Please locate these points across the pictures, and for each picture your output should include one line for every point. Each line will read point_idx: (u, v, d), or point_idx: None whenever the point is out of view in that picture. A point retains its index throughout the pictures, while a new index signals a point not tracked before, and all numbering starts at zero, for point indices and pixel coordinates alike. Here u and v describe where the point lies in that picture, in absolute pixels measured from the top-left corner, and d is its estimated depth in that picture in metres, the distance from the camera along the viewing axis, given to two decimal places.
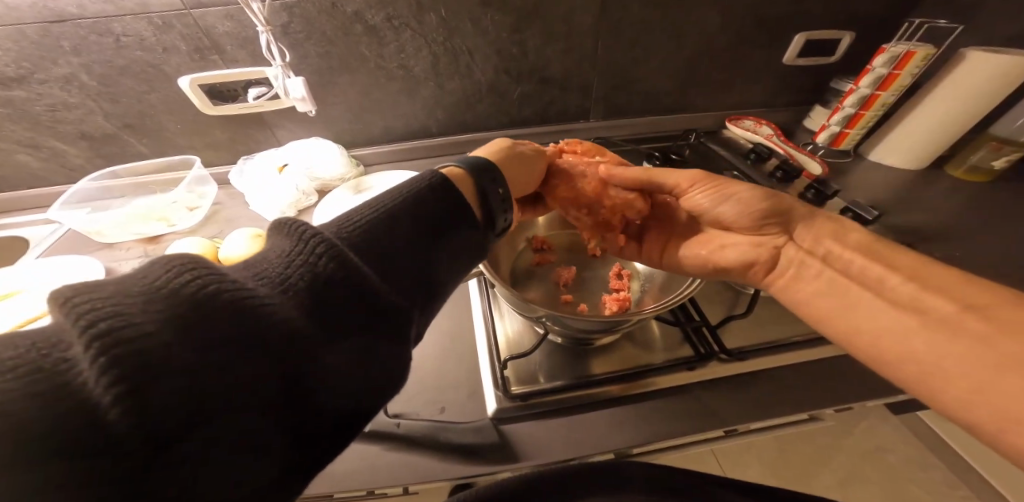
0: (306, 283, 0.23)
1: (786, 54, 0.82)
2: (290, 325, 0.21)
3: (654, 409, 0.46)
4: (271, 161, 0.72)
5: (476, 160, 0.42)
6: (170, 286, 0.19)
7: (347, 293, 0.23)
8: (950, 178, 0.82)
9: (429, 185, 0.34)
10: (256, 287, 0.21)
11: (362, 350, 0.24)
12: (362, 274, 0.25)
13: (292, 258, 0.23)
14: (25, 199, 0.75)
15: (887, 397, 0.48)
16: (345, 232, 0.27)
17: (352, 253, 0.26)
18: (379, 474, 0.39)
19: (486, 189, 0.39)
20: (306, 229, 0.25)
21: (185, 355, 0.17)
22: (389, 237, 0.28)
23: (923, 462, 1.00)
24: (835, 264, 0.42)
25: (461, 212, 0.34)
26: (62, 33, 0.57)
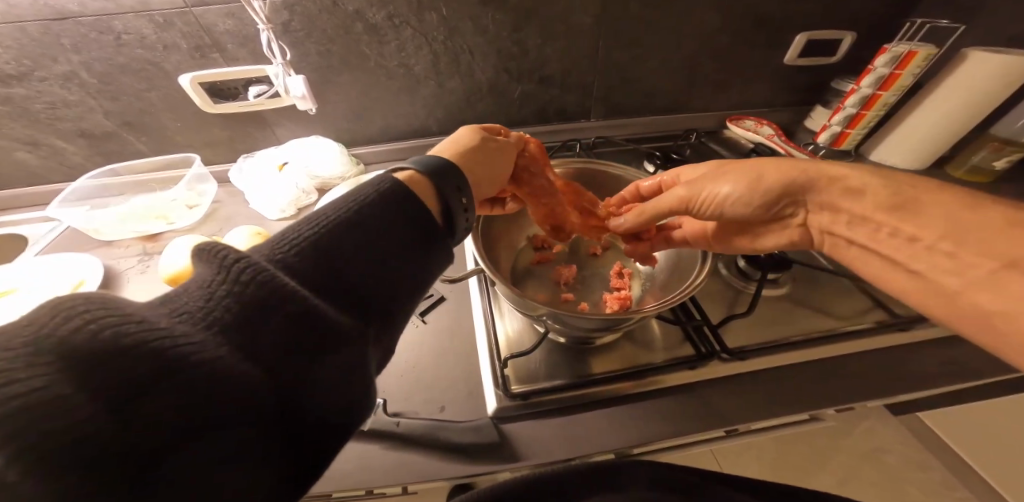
0: (233, 314, 0.21)
1: (786, 54, 0.82)
2: (218, 362, 0.19)
3: (652, 410, 0.45)
4: (270, 160, 0.71)
5: (434, 161, 0.39)
6: (62, 334, 0.17)
7: (283, 318, 0.22)
8: (951, 178, 0.82)
9: (376, 191, 0.32)
10: (172, 325, 0.20)
11: (309, 380, 0.23)
12: (299, 297, 0.23)
13: (214, 288, 0.22)
14: (24, 196, 0.75)
15: (889, 396, 0.48)
16: (279, 254, 0.25)
17: (284, 275, 0.24)
18: (377, 473, 0.39)
19: (446, 191, 0.37)
20: (228, 254, 0.23)
21: (86, 408, 0.16)
22: (329, 255, 0.27)
23: (922, 463, 0.99)
24: (861, 232, 0.42)
25: (414, 216, 0.32)
26: (63, 30, 0.57)
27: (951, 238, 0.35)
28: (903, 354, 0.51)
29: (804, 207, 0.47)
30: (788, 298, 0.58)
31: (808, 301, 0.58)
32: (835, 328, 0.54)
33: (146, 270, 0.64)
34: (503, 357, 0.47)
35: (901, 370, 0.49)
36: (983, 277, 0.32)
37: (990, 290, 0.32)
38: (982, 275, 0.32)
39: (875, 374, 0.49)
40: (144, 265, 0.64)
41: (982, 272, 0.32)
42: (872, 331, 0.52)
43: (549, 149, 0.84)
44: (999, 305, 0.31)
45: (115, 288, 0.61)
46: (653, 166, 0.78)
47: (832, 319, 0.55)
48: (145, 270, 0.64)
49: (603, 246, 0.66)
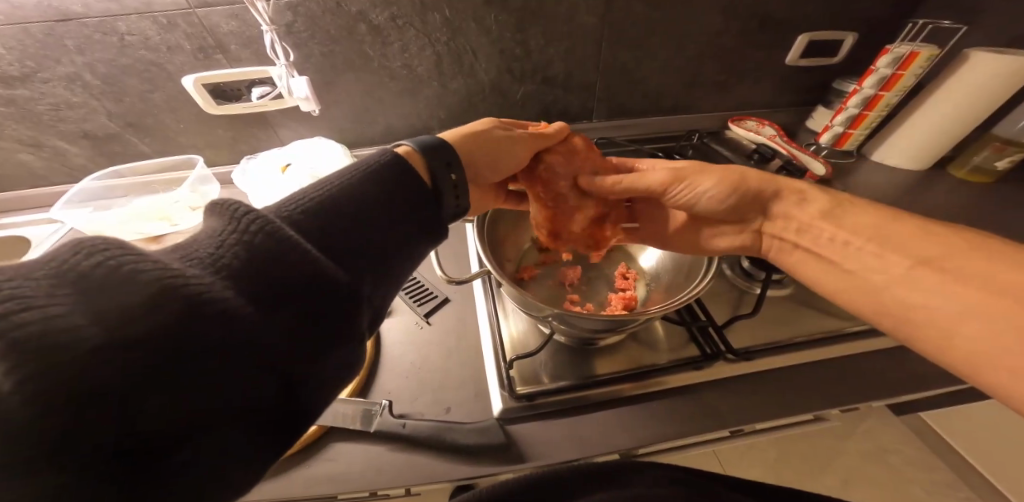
0: (241, 262, 0.22)
1: (789, 54, 0.82)
2: (226, 302, 0.21)
3: (657, 409, 0.46)
4: (274, 161, 0.71)
5: (432, 139, 0.40)
6: (81, 268, 0.18)
7: (287, 269, 0.23)
8: (953, 178, 0.82)
9: (379, 162, 0.33)
10: (183, 267, 0.21)
11: (310, 328, 0.24)
12: (303, 250, 0.24)
13: (224, 238, 0.23)
14: (27, 198, 0.75)
15: (893, 398, 0.48)
16: (286, 213, 0.26)
17: (292, 230, 0.25)
18: (386, 475, 0.39)
19: (435, 172, 0.37)
20: (239, 207, 0.24)
21: (98, 331, 0.17)
22: (334, 219, 0.28)
23: (926, 463, 1.00)
24: (807, 237, 0.44)
25: (415, 188, 0.33)
26: (66, 31, 0.57)
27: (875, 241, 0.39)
28: (906, 354, 0.51)
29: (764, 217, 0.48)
30: (792, 298, 0.58)
31: (812, 301, 0.58)
32: (841, 329, 0.53)
33: None
34: (509, 358, 0.47)
35: (905, 370, 0.49)
36: (901, 273, 0.36)
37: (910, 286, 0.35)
38: (903, 272, 0.36)
39: (880, 374, 0.49)
40: None
41: (901, 270, 0.36)
42: (875, 331, 0.52)
43: None
44: (920, 301, 0.34)
45: None
46: None
47: (835, 319, 0.55)
48: None
49: (608, 247, 0.66)
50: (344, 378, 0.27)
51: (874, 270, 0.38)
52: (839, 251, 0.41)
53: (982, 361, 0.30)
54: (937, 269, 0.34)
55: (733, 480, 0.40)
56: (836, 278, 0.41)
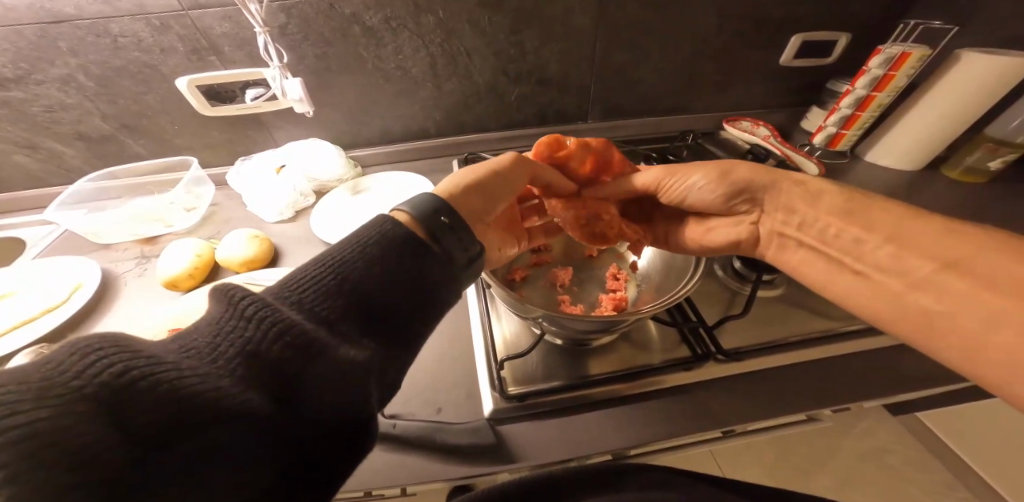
0: (238, 349, 0.22)
1: (783, 54, 0.82)
2: (225, 392, 0.20)
3: (651, 413, 0.45)
4: (270, 161, 0.72)
5: (426, 196, 0.37)
6: (73, 370, 0.18)
7: (286, 349, 0.23)
8: (946, 179, 0.82)
9: (381, 233, 0.32)
10: (180, 360, 0.21)
11: (316, 405, 0.23)
12: (302, 330, 0.24)
13: (221, 324, 0.23)
14: (23, 199, 0.75)
15: (882, 398, 0.48)
16: (287, 293, 0.26)
17: (292, 311, 0.25)
18: (377, 475, 0.39)
19: (433, 227, 0.35)
20: (237, 292, 0.24)
21: (89, 434, 0.16)
22: (336, 289, 0.27)
23: (923, 461, 1.00)
24: (812, 232, 0.44)
25: (422, 247, 0.33)
26: (59, 33, 0.57)
27: (893, 241, 0.38)
28: (897, 355, 0.51)
29: (760, 207, 0.49)
30: (782, 299, 0.58)
31: (804, 302, 0.58)
32: (831, 330, 0.54)
33: (143, 273, 0.63)
34: (500, 358, 0.47)
35: (896, 371, 0.49)
36: (924, 276, 0.35)
37: (932, 291, 0.34)
38: (924, 275, 0.35)
39: (870, 375, 0.49)
40: (142, 268, 0.64)
41: (923, 273, 0.35)
42: (865, 332, 0.53)
43: None
44: (940, 305, 0.33)
45: (115, 291, 0.61)
46: None
47: (827, 320, 0.55)
48: (143, 272, 0.64)
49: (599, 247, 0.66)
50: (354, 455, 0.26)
51: (892, 273, 0.37)
52: (851, 251, 0.40)
53: (1002, 363, 0.30)
54: (964, 272, 0.33)
55: (729, 481, 0.40)
56: (848, 279, 0.41)
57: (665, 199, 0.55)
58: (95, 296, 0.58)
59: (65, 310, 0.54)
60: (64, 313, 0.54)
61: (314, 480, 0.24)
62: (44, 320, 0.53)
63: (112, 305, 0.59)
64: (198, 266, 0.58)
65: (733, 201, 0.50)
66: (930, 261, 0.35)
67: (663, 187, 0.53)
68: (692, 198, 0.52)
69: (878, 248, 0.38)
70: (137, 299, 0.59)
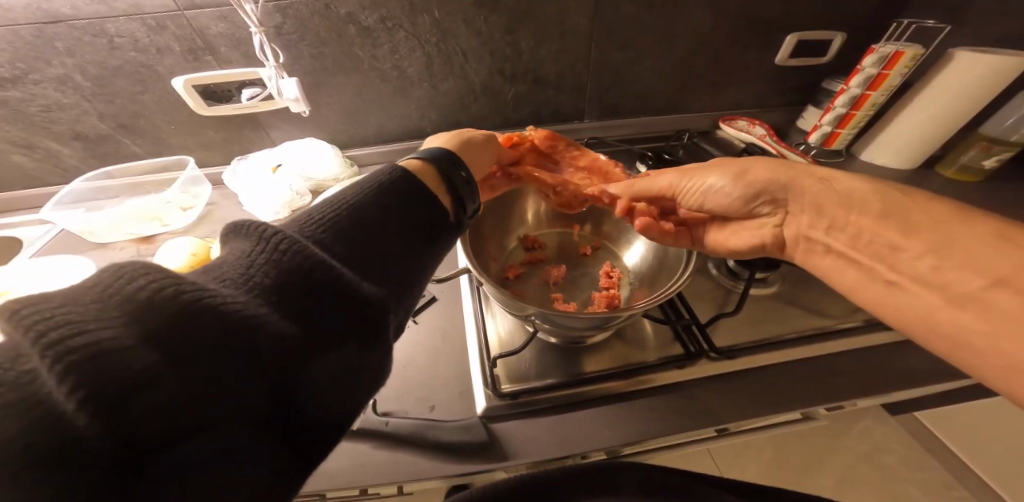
0: (274, 280, 0.22)
1: (778, 54, 0.82)
2: (265, 322, 0.20)
3: (641, 408, 0.46)
4: (265, 161, 0.72)
5: (437, 150, 0.40)
6: (124, 291, 0.17)
7: (319, 283, 0.23)
8: (941, 178, 0.82)
9: (389, 178, 0.33)
10: (218, 288, 0.20)
11: (347, 340, 0.23)
12: (330, 267, 0.24)
13: (253, 258, 0.22)
14: (20, 199, 0.75)
15: (877, 396, 0.48)
16: (310, 229, 0.26)
17: (318, 249, 0.25)
18: (369, 474, 0.39)
19: (448, 176, 0.38)
20: (266, 227, 0.24)
21: (145, 357, 0.16)
22: (357, 234, 0.28)
23: (920, 460, 1.00)
24: (842, 237, 0.42)
25: (427, 196, 0.34)
26: (56, 33, 0.57)
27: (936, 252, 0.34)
28: (892, 353, 0.51)
29: (785, 208, 0.47)
30: (777, 297, 0.58)
31: (798, 300, 0.58)
32: (826, 327, 0.54)
33: None
34: (493, 357, 0.47)
35: (890, 369, 0.50)
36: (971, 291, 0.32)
37: (974, 309, 0.31)
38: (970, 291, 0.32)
39: (863, 373, 0.49)
40: None
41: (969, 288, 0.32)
42: (861, 329, 0.53)
43: None
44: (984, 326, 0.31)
45: None
46: (645, 166, 0.78)
47: (823, 318, 0.55)
48: None
49: (593, 246, 0.66)
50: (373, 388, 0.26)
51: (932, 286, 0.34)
52: (886, 258, 0.38)
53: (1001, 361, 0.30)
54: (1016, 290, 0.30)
55: (729, 481, 0.39)
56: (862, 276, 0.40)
57: (686, 205, 0.55)
58: None
59: None
60: None
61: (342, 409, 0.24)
62: None
63: None
64: (196, 262, 0.58)
65: (754, 204, 0.49)
66: (952, 258, 0.34)
67: (682, 191, 0.54)
68: (710, 198, 0.52)
69: (919, 258, 0.35)
70: None
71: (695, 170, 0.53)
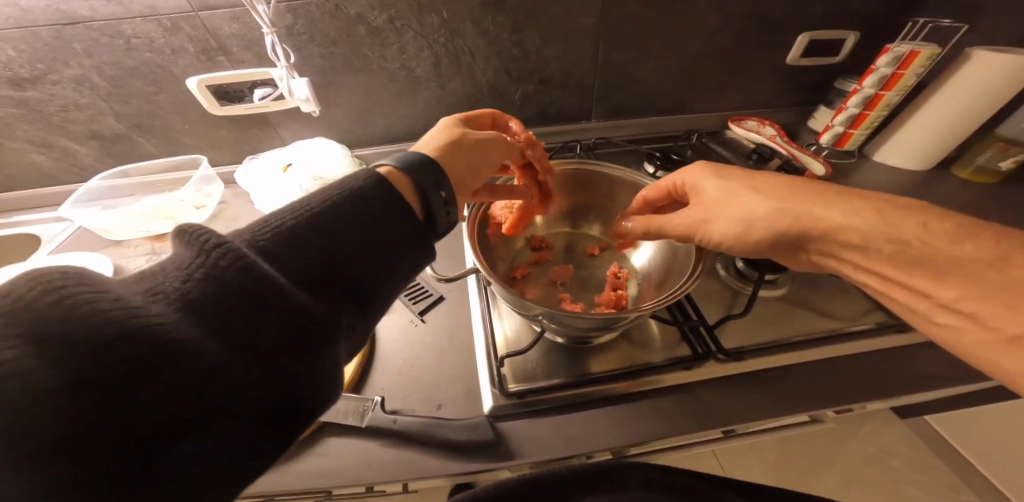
0: (207, 296, 0.21)
1: (790, 54, 0.81)
2: (196, 341, 0.20)
3: (648, 409, 0.46)
4: (274, 161, 0.72)
5: (415, 158, 0.37)
6: (37, 305, 0.17)
7: (259, 303, 0.22)
8: (956, 179, 0.81)
9: (359, 187, 0.31)
10: (146, 303, 0.20)
11: (283, 357, 0.23)
12: (271, 285, 0.23)
13: (190, 271, 0.22)
14: (37, 196, 0.77)
15: (888, 399, 0.48)
16: (258, 242, 0.25)
17: (263, 263, 0.24)
18: (378, 471, 0.40)
19: (426, 190, 0.35)
20: (207, 237, 0.23)
21: (49, 376, 0.16)
22: (308, 247, 0.26)
23: (928, 464, 0.99)
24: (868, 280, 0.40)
25: (400, 207, 0.31)
26: (75, 34, 0.58)
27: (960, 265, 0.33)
28: (903, 356, 0.51)
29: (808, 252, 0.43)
30: (785, 298, 0.58)
31: (807, 302, 0.57)
32: (836, 330, 0.53)
33: None
34: (500, 356, 0.48)
35: (903, 374, 0.49)
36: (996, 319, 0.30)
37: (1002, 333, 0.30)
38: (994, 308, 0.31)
39: (874, 376, 0.49)
40: (152, 265, 0.65)
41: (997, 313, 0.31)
42: (873, 332, 0.52)
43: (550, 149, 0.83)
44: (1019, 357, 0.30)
45: (122, 289, 0.61)
46: (653, 167, 0.78)
47: (833, 320, 0.55)
48: None
49: (599, 246, 0.66)
50: (321, 401, 0.25)
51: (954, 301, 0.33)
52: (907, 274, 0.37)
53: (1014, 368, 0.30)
54: None
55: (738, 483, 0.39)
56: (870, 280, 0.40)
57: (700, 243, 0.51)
58: None
59: None
60: None
61: (288, 421, 0.24)
62: None
63: None
64: None
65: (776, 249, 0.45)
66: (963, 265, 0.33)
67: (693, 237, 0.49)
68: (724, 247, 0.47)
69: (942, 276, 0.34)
70: None
71: (712, 203, 0.46)
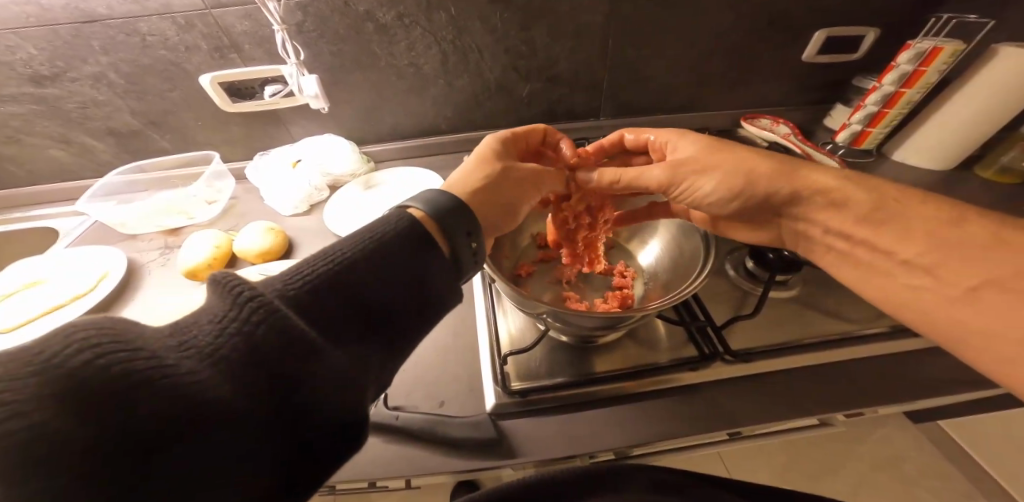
0: (239, 352, 0.21)
1: (805, 50, 0.79)
2: (225, 400, 0.20)
3: (653, 409, 0.45)
4: (285, 157, 0.74)
5: (446, 199, 0.36)
6: (71, 365, 0.17)
7: (291, 360, 0.22)
8: (979, 179, 0.78)
9: (393, 231, 0.31)
10: (179, 360, 0.20)
11: (308, 413, 0.23)
12: (303, 340, 0.23)
13: (224, 325, 0.22)
14: (56, 191, 0.79)
15: (901, 403, 0.46)
16: (290, 292, 0.25)
17: (293, 314, 0.24)
18: (380, 466, 0.40)
19: (453, 234, 0.35)
20: (242, 290, 0.23)
21: (84, 438, 0.16)
22: (342, 299, 0.26)
23: (943, 471, 0.96)
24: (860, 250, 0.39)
25: (429, 253, 0.31)
26: (92, 32, 0.60)
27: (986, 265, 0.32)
28: (918, 360, 0.49)
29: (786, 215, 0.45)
30: (796, 299, 0.57)
31: (819, 304, 0.56)
32: (848, 332, 0.52)
33: (166, 263, 0.66)
34: (503, 354, 0.47)
35: (919, 379, 0.47)
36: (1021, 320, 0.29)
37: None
38: None
39: (888, 380, 0.47)
40: (164, 258, 0.66)
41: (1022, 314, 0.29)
42: (888, 336, 0.50)
43: None
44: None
45: (136, 280, 0.63)
46: None
47: (846, 323, 0.53)
48: (166, 262, 0.66)
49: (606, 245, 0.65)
50: (343, 453, 0.25)
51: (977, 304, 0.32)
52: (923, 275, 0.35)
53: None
54: None
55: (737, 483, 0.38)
56: None
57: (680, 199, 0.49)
58: (118, 286, 0.60)
59: (87, 301, 0.57)
60: (84, 304, 0.56)
61: (308, 474, 0.23)
62: (68, 308, 0.56)
63: (133, 293, 0.61)
64: (217, 257, 0.60)
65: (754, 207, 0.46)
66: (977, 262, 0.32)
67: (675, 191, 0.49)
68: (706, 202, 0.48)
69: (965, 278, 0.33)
70: (160, 286, 0.62)
71: (685, 166, 0.47)
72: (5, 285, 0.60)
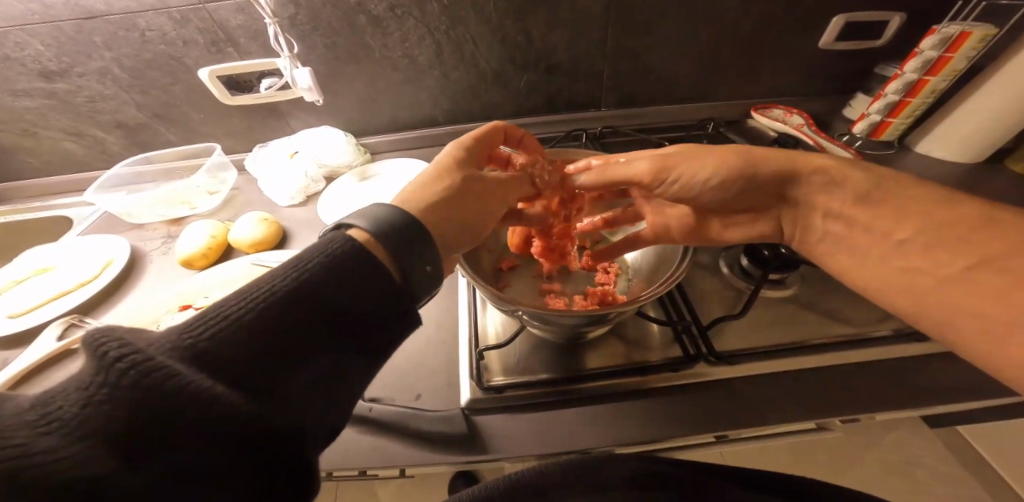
0: (119, 420, 0.17)
1: (821, 36, 0.74)
2: (110, 482, 0.16)
3: (635, 412, 0.44)
4: (283, 149, 0.75)
5: (391, 213, 0.33)
6: None
7: (197, 424, 0.18)
8: (1010, 173, 0.72)
9: (327, 254, 0.27)
10: (31, 439, 0.16)
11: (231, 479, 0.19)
12: (211, 398, 0.19)
13: (90, 393, 0.17)
14: (73, 181, 0.83)
15: (901, 410, 0.44)
16: (186, 344, 0.20)
17: (193, 368, 0.20)
18: (353, 456, 0.40)
19: (405, 260, 0.30)
20: (112, 349, 0.18)
21: None
22: (262, 344, 0.22)
23: (959, 480, 0.91)
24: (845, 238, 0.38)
25: (370, 275, 0.27)
26: (94, 28, 0.62)
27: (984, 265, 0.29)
28: (922, 367, 0.46)
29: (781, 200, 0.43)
30: (794, 300, 0.54)
31: (818, 304, 0.53)
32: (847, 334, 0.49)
33: (168, 252, 0.68)
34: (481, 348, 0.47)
35: (922, 386, 0.44)
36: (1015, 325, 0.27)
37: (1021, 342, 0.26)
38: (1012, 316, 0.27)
39: (883, 387, 0.44)
40: (166, 247, 0.69)
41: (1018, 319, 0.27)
42: (892, 340, 0.47)
43: (553, 138, 0.82)
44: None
45: (139, 268, 0.65)
46: None
47: (846, 325, 0.50)
48: (168, 251, 0.69)
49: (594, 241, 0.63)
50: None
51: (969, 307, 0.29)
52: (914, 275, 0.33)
53: None
54: None
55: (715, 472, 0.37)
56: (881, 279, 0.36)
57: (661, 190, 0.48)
58: (122, 273, 0.63)
59: (91, 287, 0.60)
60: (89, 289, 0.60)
61: None
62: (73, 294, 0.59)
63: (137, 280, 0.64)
64: (212, 246, 0.62)
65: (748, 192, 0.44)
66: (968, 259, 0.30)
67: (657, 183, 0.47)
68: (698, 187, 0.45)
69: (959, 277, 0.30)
70: (160, 274, 0.64)
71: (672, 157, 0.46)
72: (18, 272, 0.64)
